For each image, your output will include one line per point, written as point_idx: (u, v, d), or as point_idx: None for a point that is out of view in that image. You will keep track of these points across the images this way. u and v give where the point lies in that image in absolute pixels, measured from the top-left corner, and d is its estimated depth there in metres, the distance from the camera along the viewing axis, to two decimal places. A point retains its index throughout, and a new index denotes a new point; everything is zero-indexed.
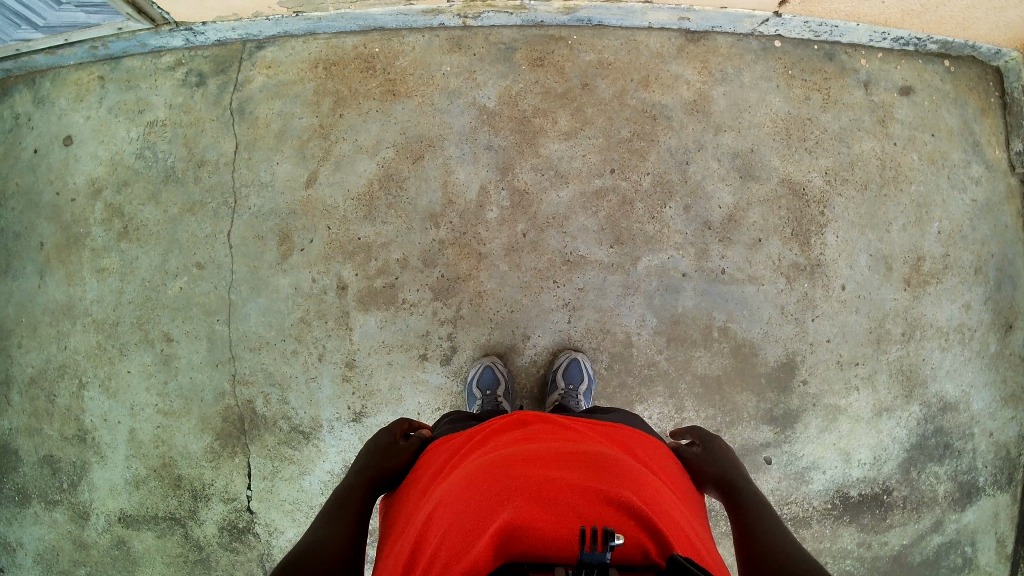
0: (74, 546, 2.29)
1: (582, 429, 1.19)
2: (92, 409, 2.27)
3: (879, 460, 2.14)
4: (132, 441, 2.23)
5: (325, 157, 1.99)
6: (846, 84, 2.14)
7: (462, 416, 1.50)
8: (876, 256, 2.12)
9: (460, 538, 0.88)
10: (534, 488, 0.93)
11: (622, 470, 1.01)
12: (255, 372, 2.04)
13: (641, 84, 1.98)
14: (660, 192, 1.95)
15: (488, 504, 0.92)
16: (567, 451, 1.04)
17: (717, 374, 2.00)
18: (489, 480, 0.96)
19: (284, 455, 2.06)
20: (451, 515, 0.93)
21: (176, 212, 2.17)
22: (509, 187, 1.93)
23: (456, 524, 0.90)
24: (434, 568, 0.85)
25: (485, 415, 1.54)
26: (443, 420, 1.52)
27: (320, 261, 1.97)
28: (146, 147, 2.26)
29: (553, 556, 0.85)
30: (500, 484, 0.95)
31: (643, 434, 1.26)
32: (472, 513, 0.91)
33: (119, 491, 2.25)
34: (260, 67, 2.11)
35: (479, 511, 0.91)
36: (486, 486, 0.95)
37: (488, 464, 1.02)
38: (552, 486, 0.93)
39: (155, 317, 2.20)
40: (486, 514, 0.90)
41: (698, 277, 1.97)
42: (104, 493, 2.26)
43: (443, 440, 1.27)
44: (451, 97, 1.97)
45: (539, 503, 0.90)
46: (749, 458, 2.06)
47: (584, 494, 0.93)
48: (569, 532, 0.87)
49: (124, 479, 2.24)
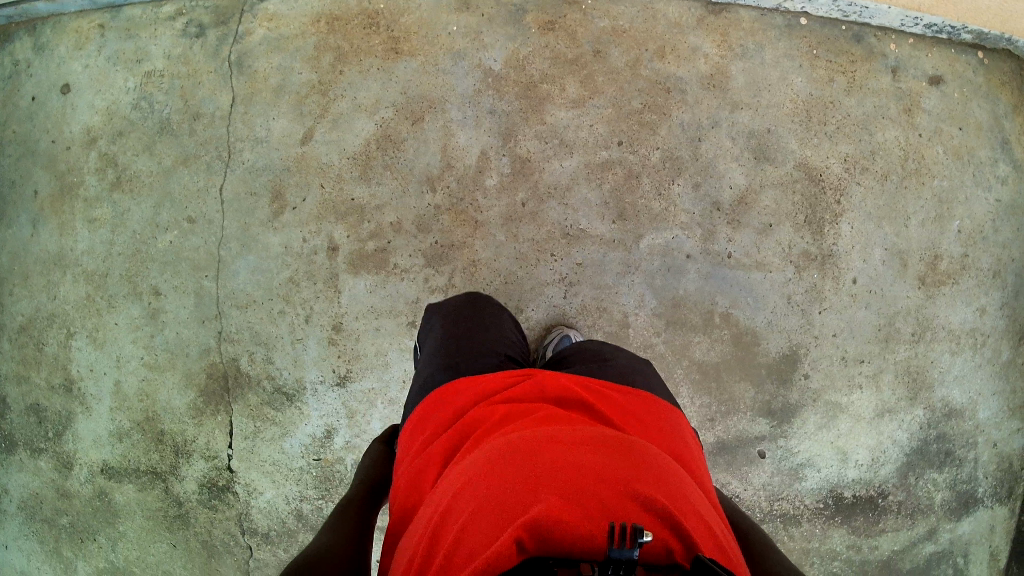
0: (56, 495, 2.28)
1: (602, 408, 1.12)
2: (79, 360, 2.24)
3: (877, 462, 2.06)
4: (117, 394, 2.21)
5: (322, 114, 1.92)
6: (873, 69, 2.03)
7: (454, 340, 1.44)
8: (891, 250, 2.02)
9: (482, 528, 0.82)
10: (552, 480, 0.87)
11: (647, 460, 0.94)
12: (240, 331, 2.00)
13: (656, 54, 1.88)
14: (669, 168, 1.86)
15: (505, 498, 0.85)
16: (591, 436, 0.97)
17: (715, 362, 1.92)
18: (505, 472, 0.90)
19: (266, 415, 2.03)
20: (465, 509, 0.86)
21: (170, 164, 2.11)
22: (510, 154, 1.85)
23: (478, 513, 0.84)
24: (455, 557, 0.81)
25: (475, 304, 1.62)
26: (436, 311, 1.61)
27: (312, 221, 1.90)
28: (143, 97, 2.21)
29: (579, 552, 0.81)
30: (516, 476, 0.88)
31: (654, 403, 1.20)
32: (487, 509, 0.84)
33: (103, 443, 2.23)
34: (261, 19, 2.04)
35: (495, 506, 0.85)
36: (500, 478, 0.88)
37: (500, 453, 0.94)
38: (572, 478, 0.87)
39: (144, 270, 2.16)
40: (504, 510, 0.84)
41: (702, 259, 1.89)
42: (87, 445, 2.24)
43: (439, 412, 1.18)
44: (456, 58, 1.89)
45: (565, 495, 0.85)
46: (743, 450, 1.99)
47: (606, 485, 0.87)
48: (593, 528, 0.82)
49: (108, 432, 2.22)
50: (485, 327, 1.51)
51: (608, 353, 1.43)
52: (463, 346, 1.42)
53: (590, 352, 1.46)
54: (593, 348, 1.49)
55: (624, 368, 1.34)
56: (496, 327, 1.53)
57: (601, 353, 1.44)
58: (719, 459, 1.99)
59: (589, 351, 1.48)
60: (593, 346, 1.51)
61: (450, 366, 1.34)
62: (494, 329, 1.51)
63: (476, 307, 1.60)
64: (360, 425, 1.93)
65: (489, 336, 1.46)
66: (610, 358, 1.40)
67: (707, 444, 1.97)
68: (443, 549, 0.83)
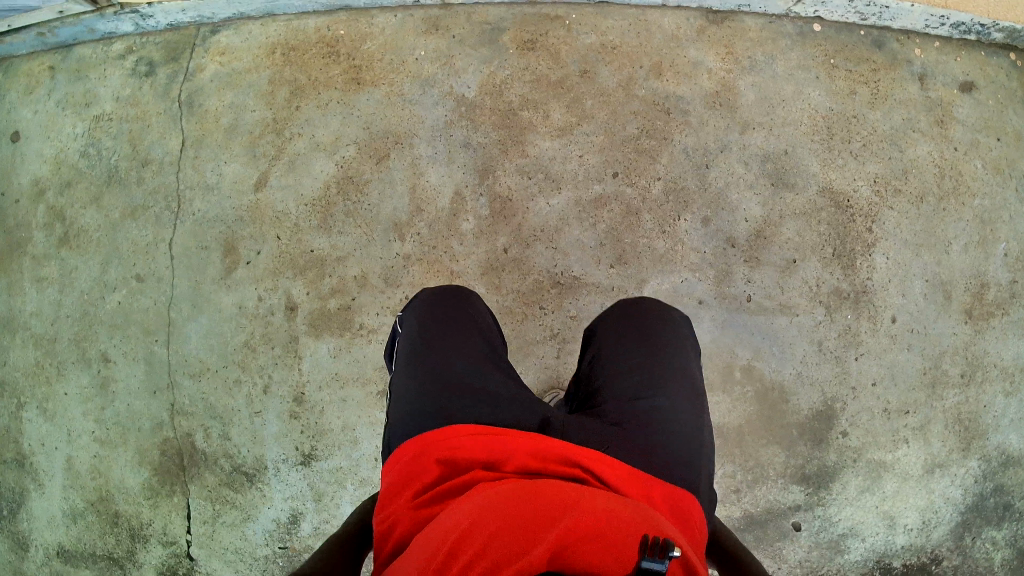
0: None
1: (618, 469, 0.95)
2: (30, 432, 2.00)
3: (927, 525, 1.76)
4: (69, 470, 1.96)
5: (277, 156, 1.72)
6: (898, 77, 1.82)
7: (434, 382, 1.12)
8: (932, 282, 1.78)
9: (500, 546, 0.72)
10: (565, 510, 0.77)
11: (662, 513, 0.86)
12: (194, 403, 1.77)
13: (652, 72, 1.66)
14: (673, 202, 1.62)
15: (513, 530, 0.74)
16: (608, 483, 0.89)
17: (737, 424, 1.67)
18: (512, 502, 0.79)
19: (225, 498, 1.78)
20: (466, 542, 0.74)
21: (118, 216, 1.91)
22: (489, 193, 1.63)
23: (496, 530, 0.74)
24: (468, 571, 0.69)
25: (454, 300, 1.30)
26: (412, 311, 1.28)
27: (268, 277, 1.69)
28: (91, 144, 2.02)
29: None
30: (524, 507, 0.78)
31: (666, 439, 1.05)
32: (493, 542, 0.73)
33: (58, 523, 1.96)
34: (213, 54, 1.86)
35: (503, 537, 0.73)
36: (508, 508, 0.78)
37: (504, 486, 0.84)
38: (584, 508, 0.77)
39: (93, 336, 1.94)
40: (512, 542, 0.72)
41: (717, 305, 1.63)
42: (42, 525, 1.97)
43: (422, 439, 1.01)
44: (424, 86, 1.69)
45: (589, 520, 0.75)
46: (774, 524, 1.71)
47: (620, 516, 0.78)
48: (609, 564, 0.71)
49: (62, 511, 1.96)
50: (472, 352, 1.19)
51: (642, 360, 1.18)
52: (449, 393, 1.10)
53: (615, 353, 1.22)
54: (626, 337, 1.24)
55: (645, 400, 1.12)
56: (482, 353, 1.20)
57: (626, 362, 1.19)
58: (748, 535, 1.71)
59: (628, 346, 1.23)
60: (626, 330, 1.26)
61: (435, 414, 1.07)
62: (484, 356, 1.19)
63: (454, 312, 1.26)
64: (328, 510, 1.67)
65: (472, 364, 1.16)
66: (649, 371, 1.16)
67: (734, 519, 1.69)
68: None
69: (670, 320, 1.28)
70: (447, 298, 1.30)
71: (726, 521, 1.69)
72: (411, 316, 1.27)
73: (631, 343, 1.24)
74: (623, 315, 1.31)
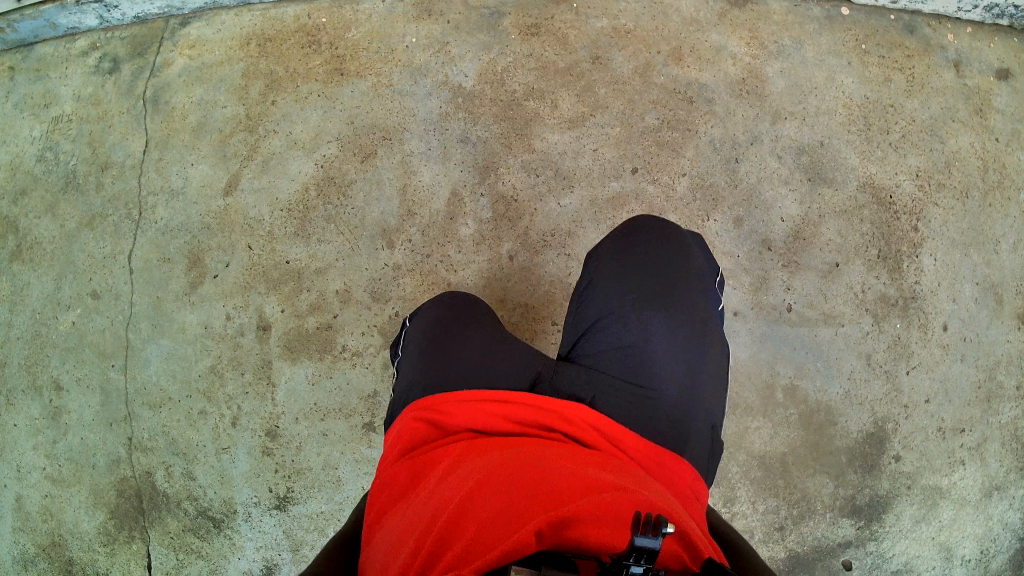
0: None
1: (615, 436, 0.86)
2: None
3: (986, 554, 1.54)
4: (18, 511, 1.62)
5: (250, 156, 1.58)
6: (933, 64, 1.66)
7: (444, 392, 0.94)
8: (983, 284, 1.59)
9: (494, 522, 0.64)
10: (565, 487, 0.69)
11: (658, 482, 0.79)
12: (154, 437, 1.54)
13: (671, 57, 1.50)
14: (701, 199, 1.45)
15: (508, 508, 0.65)
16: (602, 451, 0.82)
17: (780, 453, 1.49)
18: (508, 477, 0.71)
19: (189, 547, 1.51)
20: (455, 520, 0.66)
21: (74, 226, 1.69)
22: (491, 193, 1.44)
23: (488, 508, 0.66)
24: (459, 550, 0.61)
25: (456, 309, 1.12)
26: (419, 322, 1.13)
27: (238, 292, 1.51)
28: (48, 148, 1.76)
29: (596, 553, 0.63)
30: (518, 482, 0.70)
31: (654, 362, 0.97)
32: (485, 518, 0.64)
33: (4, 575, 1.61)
34: (183, 47, 1.71)
35: (496, 517, 0.65)
36: (502, 484, 0.69)
37: (496, 459, 0.75)
38: (586, 487, 0.69)
39: (44, 360, 1.65)
40: (506, 518, 0.64)
41: (755, 316, 1.48)
42: None
43: (413, 404, 0.90)
44: (415, 75, 1.53)
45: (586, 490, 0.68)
46: (822, 564, 1.49)
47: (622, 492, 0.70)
48: (609, 534, 0.64)
49: (10, 559, 1.61)
50: (468, 352, 1.00)
51: (657, 283, 1.05)
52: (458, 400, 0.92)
53: (628, 271, 1.09)
54: (644, 256, 1.10)
55: (642, 321, 1.01)
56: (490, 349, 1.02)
57: (628, 282, 1.06)
58: None
59: (632, 262, 1.10)
60: (649, 252, 1.11)
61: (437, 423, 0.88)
62: (484, 359, 0.99)
63: (457, 320, 1.08)
64: (306, 562, 1.43)
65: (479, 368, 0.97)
66: (655, 286, 1.05)
67: (778, 561, 1.48)
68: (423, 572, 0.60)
69: (683, 242, 1.14)
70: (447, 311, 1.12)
71: (770, 565, 1.48)
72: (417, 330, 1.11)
73: (639, 261, 1.10)
74: (632, 231, 1.16)
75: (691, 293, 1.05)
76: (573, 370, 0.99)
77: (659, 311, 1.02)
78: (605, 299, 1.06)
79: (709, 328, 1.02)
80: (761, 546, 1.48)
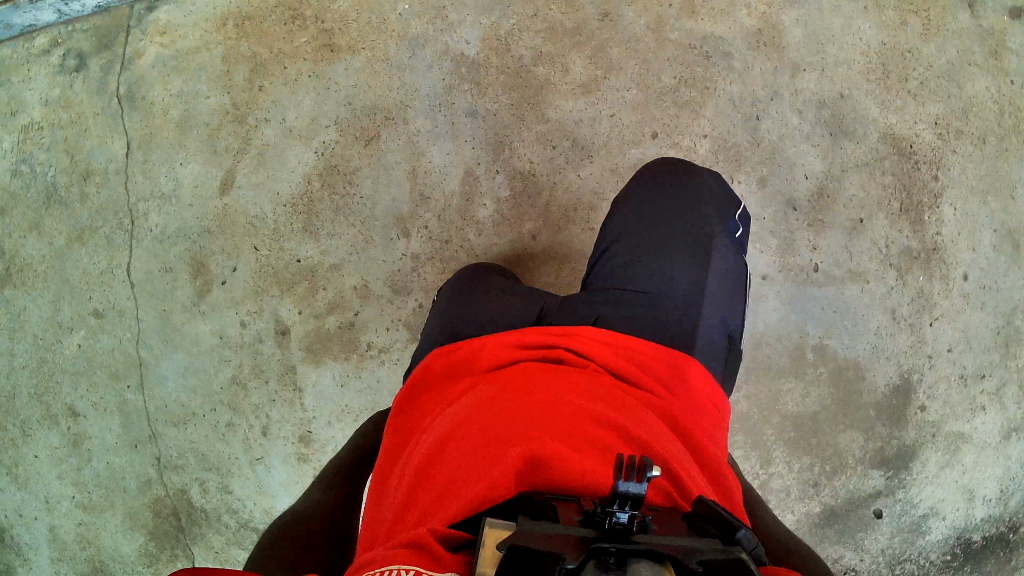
0: None
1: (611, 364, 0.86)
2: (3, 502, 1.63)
3: (1006, 493, 1.60)
4: (53, 541, 1.61)
5: (243, 149, 1.48)
6: (947, 7, 1.59)
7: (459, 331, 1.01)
8: (1001, 231, 1.58)
9: (475, 470, 0.68)
10: (544, 432, 0.71)
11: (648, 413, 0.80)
12: (184, 454, 1.51)
13: (684, 9, 1.43)
14: (724, 161, 1.43)
15: (490, 456, 0.69)
16: (595, 384, 0.81)
17: (812, 411, 1.52)
18: (486, 424, 0.73)
19: (235, 559, 1.51)
20: (436, 469, 0.71)
21: (63, 244, 1.60)
22: (507, 169, 1.39)
23: (470, 457, 0.70)
24: (444, 493, 0.68)
25: (473, 275, 1.18)
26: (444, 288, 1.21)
27: (250, 298, 1.46)
28: (21, 160, 1.64)
29: (575, 490, 0.67)
30: (501, 430, 0.72)
31: (660, 277, 1.02)
32: (468, 466, 0.69)
33: None
34: (152, 34, 1.58)
35: (471, 464, 0.69)
36: (481, 432, 0.72)
37: (483, 402, 0.77)
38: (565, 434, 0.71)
39: (55, 386, 1.60)
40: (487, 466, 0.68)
41: (783, 279, 1.49)
42: None
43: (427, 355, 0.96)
44: (413, 46, 1.43)
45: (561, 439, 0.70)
46: (854, 514, 1.54)
47: (604, 433, 0.73)
48: (588, 473, 0.68)
49: None
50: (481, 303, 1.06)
51: (660, 210, 1.11)
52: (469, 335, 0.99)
53: (634, 205, 1.15)
54: (647, 192, 1.16)
55: (645, 244, 1.07)
56: (502, 296, 1.08)
57: (632, 215, 1.13)
58: (829, 530, 1.54)
59: (638, 198, 1.16)
60: (655, 186, 1.17)
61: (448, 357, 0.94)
62: (498, 306, 1.05)
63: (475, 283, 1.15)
64: None
65: (492, 310, 1.04)
66: (660, 212, 1.11)
67: (813, 515, 1.53)
68: (408, 515, 0.68)
69: (688, 171, 1.18)
70: (466, 277, 1.20)
71: (804, 517, 1.53)
72: (441, 294, 1.19)
73: (643, 195, 1.16)
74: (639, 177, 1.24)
75: (695, 204, 1.11)
76: (583, 293, 1.06)
77: (663, 233, 1.07)
78: (615, 222, 1.14)
79: (714, 237, 1.07)
80: (796, 502, 1.53)
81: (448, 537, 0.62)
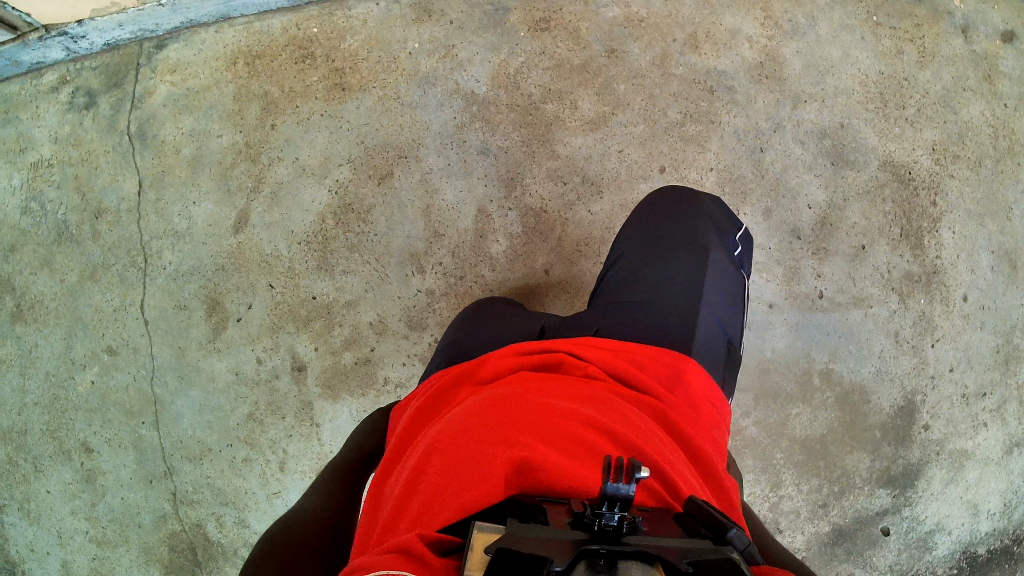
0: None
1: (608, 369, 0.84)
2: (16, 538, 1.63)
3: (1009, 506, 1.63)
4: None
5: (256, 188, 1.50)
6: (942, 31, 1.63)
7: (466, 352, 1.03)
8: (998, 252, 1.62)
9: (464, 473, 0.64)
10: (538, 434, 0.68)
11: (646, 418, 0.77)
12: (200, 490, 1.52)
13: (688, 43, 1.46)
14: (731, 193, 1.47)
15: (480, 457, 0.65)
16: (592, 389, 0.79)
17: (820, 435, 1.54)
18: (477, 426, 0.70)
19: None
20: (425, 471, 0.66)
21: (75, 281, 1.61)
22: (519, 206, 1.41)
23: (459, 459, 0.66)
24: (431, 497, 0.63)
25: (486, 309, 1.21)
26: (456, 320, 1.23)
27: (265, 334, 1.47)
28: (31, 198, 1.65)
29: (568, 493, 0.62)
30: (493, 431, 0.69)
31: (660, 287, 1.04)
32: (457, 469, 0.65)
33: None
34: (162, 73, 1.59)
35: (463, 467, 0.65)
36: (472, 434, 0.68)
37: (475, 404, 0.74)
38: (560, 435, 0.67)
39: (68, 423, 1.60)
40: (476, 467, 0.64)
41: (789, 306, 1.52)
42: None
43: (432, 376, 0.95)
44: (424, 84, 1.45)
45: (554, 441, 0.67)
46: (862, 534, 1.57)
47: (600, 436, 0.70)
48: (581, 477, 0.63)
49: None
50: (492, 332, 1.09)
51: (659, 229, 1.15)
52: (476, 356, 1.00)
53: (634, 229, 1.20)
54: (646, 215, 1.21)
55: (644, 260, 1.10)
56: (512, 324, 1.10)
57: (632, 239, 1.17)
58: (838, 549, 1.57)
59: (639, 223, 1.21)
60: (653, 209, 1.22)
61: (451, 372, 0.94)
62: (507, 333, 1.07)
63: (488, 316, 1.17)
64: None
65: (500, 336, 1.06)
66: (658, 231, 1.15)
67: (823, 535, 1.55)
68: (395, 523, 0.63)
69: (684, 193, 1.23)
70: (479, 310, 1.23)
71: (814, 538, 1.56)
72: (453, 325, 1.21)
73: (642, 219, 1.21)
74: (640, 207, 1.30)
75: (692, 220, 1.15)
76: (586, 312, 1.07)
77: (662, 248, 1.10)
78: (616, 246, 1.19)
79: (712, 244, 1.09)
80: (806, 523, 1.55)
81: (434, 544, 0.58)
